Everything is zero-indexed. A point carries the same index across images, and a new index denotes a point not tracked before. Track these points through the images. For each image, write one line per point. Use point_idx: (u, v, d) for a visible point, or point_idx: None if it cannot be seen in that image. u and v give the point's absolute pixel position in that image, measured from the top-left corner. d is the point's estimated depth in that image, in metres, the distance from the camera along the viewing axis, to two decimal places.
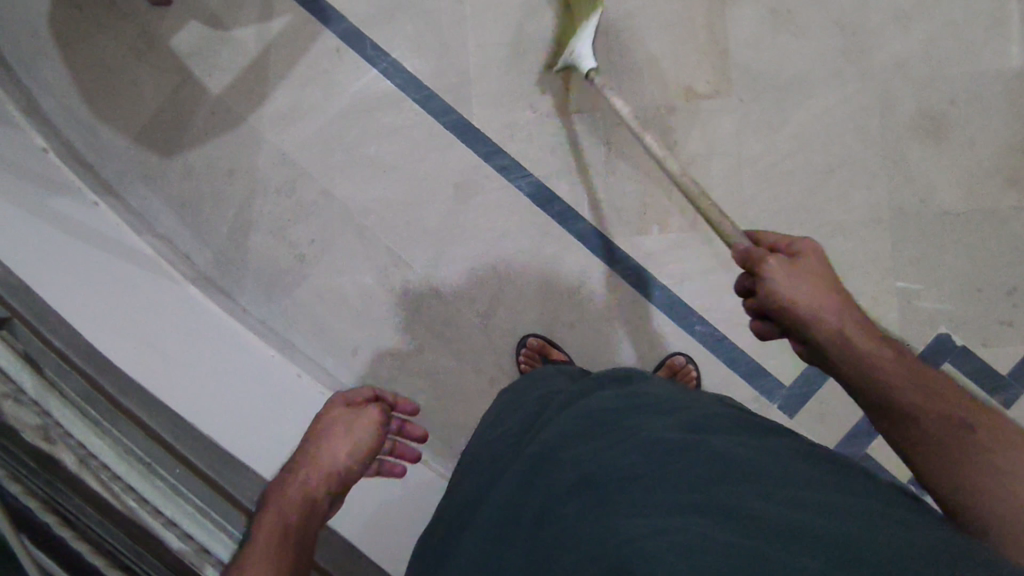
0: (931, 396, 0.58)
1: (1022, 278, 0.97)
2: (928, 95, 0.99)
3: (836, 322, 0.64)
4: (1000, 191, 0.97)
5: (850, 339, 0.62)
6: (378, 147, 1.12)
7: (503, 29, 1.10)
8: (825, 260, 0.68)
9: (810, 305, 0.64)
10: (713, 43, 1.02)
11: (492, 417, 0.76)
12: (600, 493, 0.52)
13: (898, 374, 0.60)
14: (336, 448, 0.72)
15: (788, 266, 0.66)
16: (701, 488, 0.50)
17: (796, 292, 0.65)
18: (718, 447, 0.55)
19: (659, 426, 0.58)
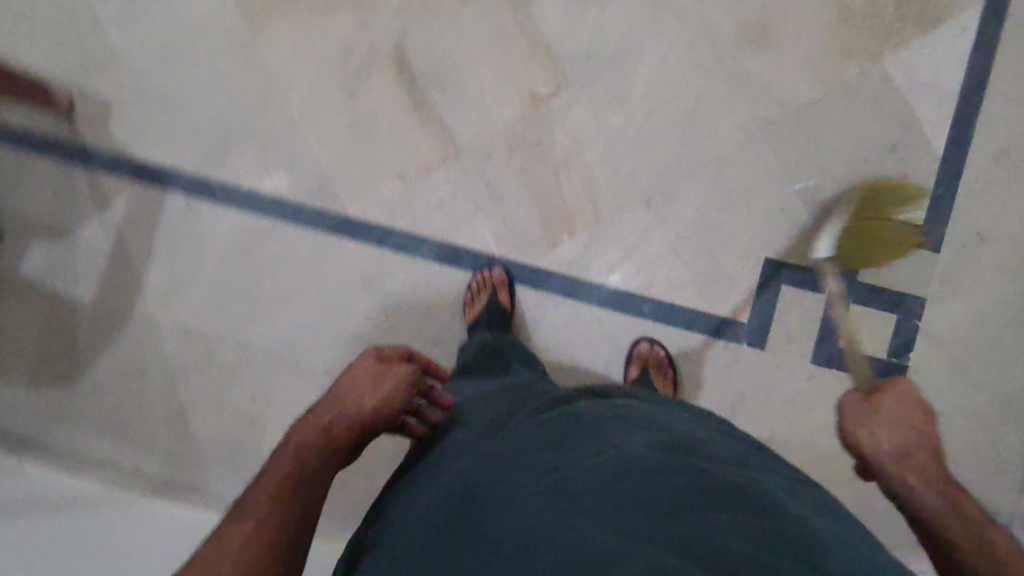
0: (978, 529, 0.54)
1: (899, 131, 0.98)
2: (742, 5, 1.00)
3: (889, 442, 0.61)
4: (844, 60, 0.99)
5: (912, 468, 0.58)
6: (272, 279, 1.08)
7: (335, 116, 1.07)
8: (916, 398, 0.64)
9: (882, 433, 0.61)
10: (534, 46, 1.04)
11: (451, 411, 0.72)
12: (571, 485, 0.49)
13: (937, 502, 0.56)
14: (361, 396, 0.64)
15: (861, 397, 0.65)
16: (678, 488, 0.48)
17: (871, 421, 0.63)
18: (693, 454, 0.54)
19: (635, 434, 0.56)
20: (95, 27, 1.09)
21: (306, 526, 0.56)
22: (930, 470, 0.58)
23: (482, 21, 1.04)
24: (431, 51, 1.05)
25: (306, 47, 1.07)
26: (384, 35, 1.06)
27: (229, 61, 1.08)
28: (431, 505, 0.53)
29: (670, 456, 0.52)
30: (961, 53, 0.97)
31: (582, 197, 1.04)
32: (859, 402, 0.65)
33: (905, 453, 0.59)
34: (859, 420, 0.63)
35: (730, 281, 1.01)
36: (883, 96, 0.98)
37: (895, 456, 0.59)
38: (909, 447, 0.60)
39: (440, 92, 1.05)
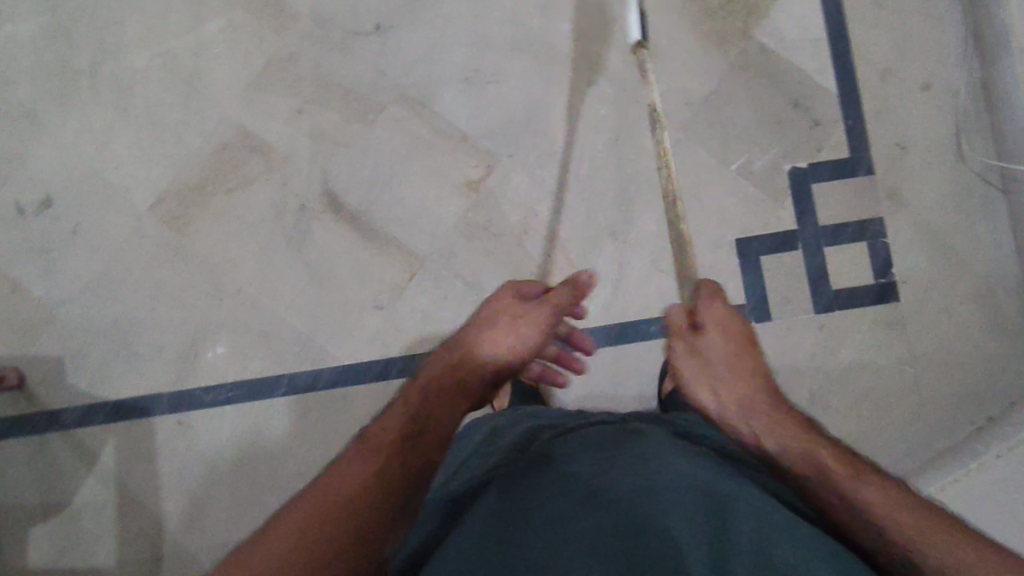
0: (816, 455, 0.57)
1: (794, 86, 1.07)
2: (617, 34, 1.07)
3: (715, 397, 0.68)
4: (722, 46, 1.07)
5: (739, 408, 0.65)
6: (292, 457, 1.04)
7: (291, 277, 1.06)
8: (730, 340, 0.71)
9: (716, 394, 0.68)
10: (450, 139, 1.07)
11: (477, 454, 0.71)
12: (619, 497, 0.48)
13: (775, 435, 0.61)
14: (494, 332, 0.76)
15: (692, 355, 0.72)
16: (727, 511, 0.47)
17: (704, 390, 0.69)
18: (731, 474, 0.54)
19: (685, 454, 0.56)
20: (25, 293, 1.07)
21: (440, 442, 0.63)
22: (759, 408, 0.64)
23: (394, 136, 1.07)
24: (357, 181, 1.07)
25: (237, 225, 1.07)
26: (308, 184, 1.07)
27: (167, 269, 1.07)
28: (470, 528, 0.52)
29: (716, 476, 0.52)
30: (812, 5, 1.08)
31: (551, 254, 1.06)
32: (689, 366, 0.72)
33: (732, 405, 0.66)
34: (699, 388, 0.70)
35: (715, 273, 1.05)
36: (767, 63, 1.07)
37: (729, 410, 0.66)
38: (734, 394, 0.66)
39: (382, 214, 1.06)
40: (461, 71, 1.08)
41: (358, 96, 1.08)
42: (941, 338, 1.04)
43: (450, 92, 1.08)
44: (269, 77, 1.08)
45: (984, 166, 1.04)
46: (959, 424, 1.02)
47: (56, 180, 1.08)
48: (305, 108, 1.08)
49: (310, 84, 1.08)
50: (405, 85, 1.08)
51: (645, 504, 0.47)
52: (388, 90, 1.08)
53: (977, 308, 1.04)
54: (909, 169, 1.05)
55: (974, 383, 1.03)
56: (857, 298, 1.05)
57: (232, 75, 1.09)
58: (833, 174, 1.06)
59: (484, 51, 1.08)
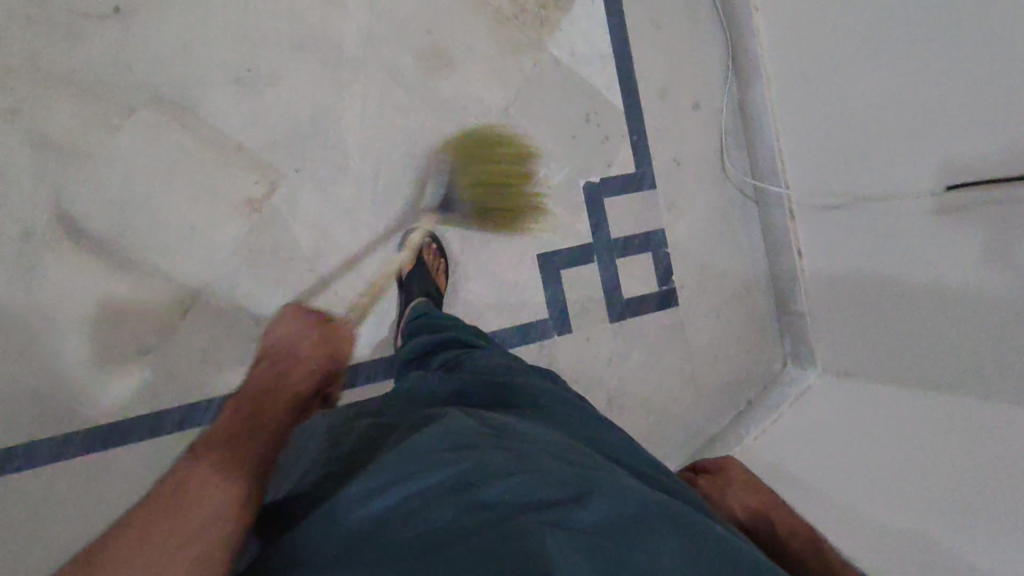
0: (812, 542, 0.67)
1: (585, 101, 1.09)
2: (410, 39, 1.00)
3: (743, 506, 0.73)
4: (517, 58, 1.05)
5: (764, 513, 0.72)
6: (38, 542, 0.85)
7: (17, 322, 0.85)
8: (761, 476, 0.80)
9: (731, 495, 0.76)
10: (223, 149, 0.92)
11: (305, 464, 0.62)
12: (492, 497, 0.44)
13: (786, 534, 0.69)
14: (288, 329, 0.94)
15: (731, 485, 0.78)
16: (606, 506, 0.44)
17: (733, 493, 0.77)
18: (599, 465, 0.51)
19: (554, 442, 0.54)
20: None
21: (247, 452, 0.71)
22: (806, 527, 0.70)
23: (150, 146, 0.90)
24: (103, 201, 0.88)
25: None
26: (32, 206, 0.85)
27: None
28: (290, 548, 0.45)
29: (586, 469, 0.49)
30: (599, 20, 1.10)
31: (351, 279, 0.98)
32: (708, 481, 0.80)
33: (754, 503, 0.74)
34: (734, 496, 0.76)
35: (519, 289, 1.06)
36: (560, 77, 1.08)
37: (741, 502, 0.74)
38: (751, 500, 0.75)
39: (139, 239, 0.89)
40: (231, 70, 0.93)
41: (96, 94, 0.88)
42: (711, 337, 1.16)
43: (218, 94, 0.92)
44: None
45: (743, 182, 1.18)
46: (725, 410, 1.17)
47: None
48: (20, 109, 0.85)
49: (25, 77, 0.85)
50: (158, 85, 0.90)
51: (517, 505, 0.43)
52: (136, 89, 0.89)
53: (738, 307, 1.18)
54: (685, 184, 1.15)
55: (736, 372, 1.18)
56: (644, 305, 1.13)
57: None
58: (621, 188, 1.11)
59: (258, 48, 0.94)
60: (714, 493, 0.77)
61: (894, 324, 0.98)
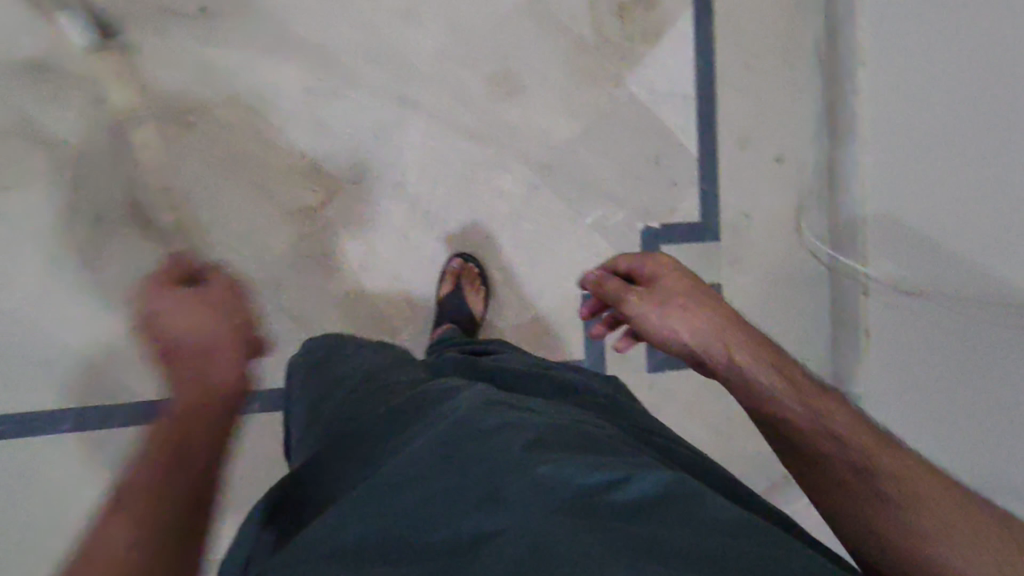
0: (787, 378, 0.55)
1: (656, 142, 1.04)
2: (482, 61, 0.98)
3: (693, 333, 0.60)
4: (591, 90, 1.02)
5: (724, 341, 0.58)
6: (79, 499, 0.92)
7: (81, 296, 0.91)
8: (679, 271, 0.64)
9: (669, 322, 0.61)
10: (285, 155, 0.95)
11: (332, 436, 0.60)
12: (516, 492, 0.38)
13: (758, 369, 0.56)
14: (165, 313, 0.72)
15: (649, 302, 0.62)
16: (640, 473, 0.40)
17: (653, 314, 0.62)
18: (631, 448, 0.48)
19: (577, 427, 0.48)
20: None
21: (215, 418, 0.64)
22: (766, 355, 0.57)
23: (218, 144, 0.93)
24: (169, 193, 0.92)
25: (15, 232, 0.89)
26: (105, 191, 0.91)
27: None
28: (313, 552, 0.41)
29: (615, 448, 0.46)
30: (686, 58, 1.04)
31: (391, 294, 0.99)
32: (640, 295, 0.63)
33: (711, 329, 0.59)
34: (668, 319, 0.61)
35: (558, 326, 1.04)
36: (632, 114, 1.03)
37: (696, 329, 0.60)
38: (696, 323, 0.60)
39: (197, 232, 0.93)
40: (303, 77, 0.94)
41: (175, 90, 0.92)
42: None
43: (287, 100, 0.94)
44: (60, 50, 0.89)
45: (816, 250, 1.09)
46: (759, 480, 1.10)
47: None
48: (107, 98, 0.90)
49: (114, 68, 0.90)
50: (234, 86, 0.93)
51: (550, 496, 0.38)
52: (213, 88, 0.92)
53: None
54: (751, 240, 1.08)
55: None
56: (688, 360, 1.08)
57: (8, 44, 0.88)
58: (681, 236, 1.06)
59: (331, 58, 0.95)
60: (649, 319, 0.62)
61: (958, 436, 0.89)
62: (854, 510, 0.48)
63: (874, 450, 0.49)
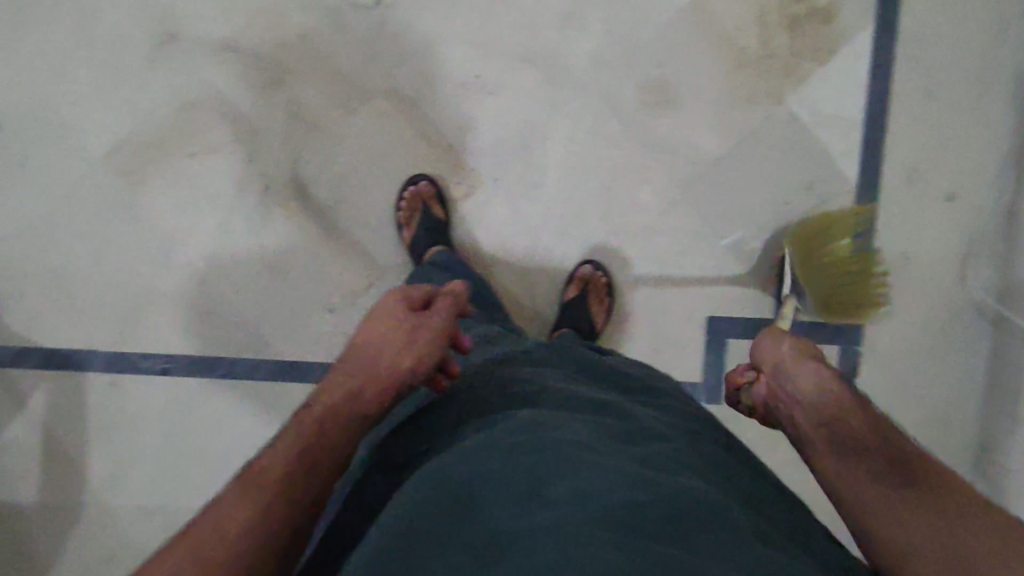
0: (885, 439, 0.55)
1: (812, 168, 0.98)
2: (639, 68, 0.97)
3: (828, 388, 0.58)
4: (749, 107, 0.97)
5: (842, 398, 0.57)
6: (223, 440, 1.02)
7: (244, 259, 1.00)
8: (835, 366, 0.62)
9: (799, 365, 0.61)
10: (436, 147, 0.99)
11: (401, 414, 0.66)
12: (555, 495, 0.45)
13: (864, 430, 0.55)
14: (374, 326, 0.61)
15: (793, 353, 0.62)
16: (665, 498, 0.45)
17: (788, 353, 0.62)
18: (675, 463, 0.52)
19: (620, 438, 0.54)
20: None
21: (337, 436, 0.55)
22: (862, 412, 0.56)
23: (377, 131, 0.98)
24: (329, 173, 0.99)
25: (197, 195, 0.99)
26: (276, 166, 0.99)
27: (113, 224, 0.99)
28: (374, 541, 0.47)
29: (657, 467, 0.50)
30: (860, 81, 0.97)
31: (518, 291, 1.02)
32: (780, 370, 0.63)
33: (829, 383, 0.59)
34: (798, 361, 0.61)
35: (679, 345, 1.02)
36: (791, 136, 0.97)
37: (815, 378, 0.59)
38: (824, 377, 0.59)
39: (349, 212, 1.00)
40: (461, 73, 0.97)
41: (345, 77, 0.97)
42: None
43: (444, 94, 0.98)
44: (250, 34, 0.97)
45: (981, 300, 0.99)
46: None
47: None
48: (287, 80, 0.97)
49: (295, 53, 0.97)
50: (398, 77, 0.97)
51: (601, 504, 0.44)
52: (379, 78, 0.97)
53: (929, 433, 1.02)
54: (903, 282, 1.00)
55: None
56: None
57: (208, 25, 0.97)
58: None
59: (491, 56, 0.97)
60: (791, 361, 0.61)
61: None
62: (863, 490, 0.52)
63: (897, 443, 0.54)
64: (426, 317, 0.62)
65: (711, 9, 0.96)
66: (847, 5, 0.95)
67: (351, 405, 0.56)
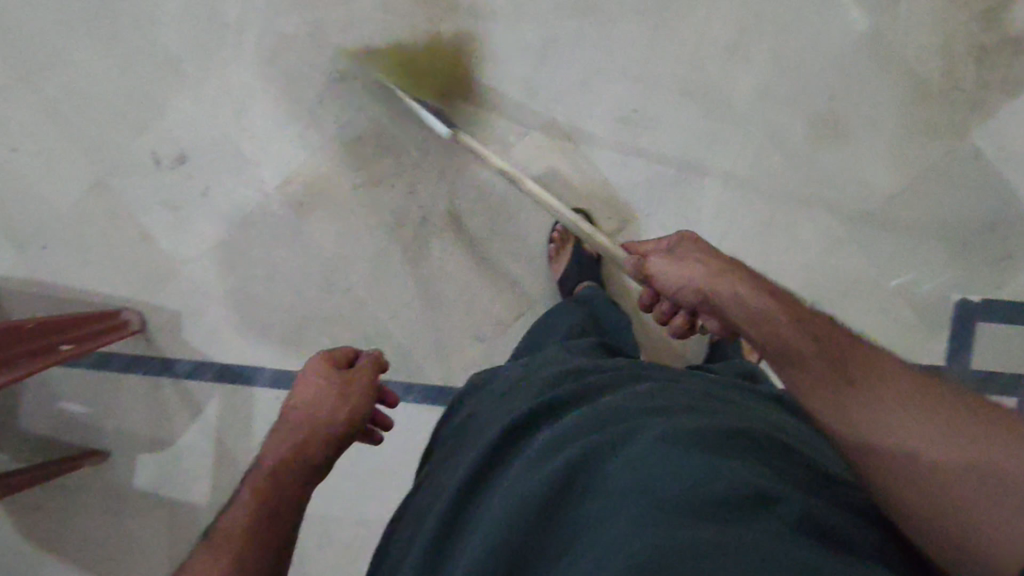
0: (832, 350, 0.53)
1: (998, 207, 0.91)
2: (806, 101, 0.93)
3: (727, 288, 0.59)
4: (928, 142, 0.92)
5: (740, 293, 0.58)
6: (375, 456, 1.07)
7: (400, 287, 1.04)
8: (707, 244, 0.65)
9: (684, 272, 0.63)
10: (591, 180, 0.99)
11: (477, 423, 0.67)
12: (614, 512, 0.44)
13: (790, 332, 0.55)
14: (304, 389, 0.65)
15: (674, 263, 0.64)
16: (720, 491, 0.43)
17: (674, 268, 0.64)
18: (747, 450, 0.49)
19: (689, 421, 0.52)
20: (148, 243, 1.07)
21: (295, 480, 0.60)
22: (761, 297, 0.58)
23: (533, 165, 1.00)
24: (484, 205, 1.01)
25: (360, 224, 1.04)
26: (434, 198, 1.02)
27: (283, 250, 1.05)
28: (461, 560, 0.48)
29: (701, 456, 0.46)
30: None
31: (667, 326, 1.01)
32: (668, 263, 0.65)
33: (709, 278, 0.61)
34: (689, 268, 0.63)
35: None
36: (975, 174, 0.91)
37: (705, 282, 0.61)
38: (719, 279, 0.60)
39: (502, 243, 1.02)
40: (619, 107, 0.97)
41: (504, 112, 0.99)
42: None
43: (600, 128, 0.98)
44: (415, 71, 1.00)
45: None
46: None
47: (188, 137, 1.05)
48: (448, 115, 1.01)
49: (456, 89, 1.00)
50: (555, 110, 0.98)
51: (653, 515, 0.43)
52: (536, 112, 0.99)
53: None
54: None
55: None
56: None
57: (376, 62, 1.01)
58: (1007, 316, 0.93)
59: (650, 89, 0.96)
60: (679, 272, 0.63)
61: None
62: (902, 467, 0.45)
63: (898, 391, 0.49)
64: (359, 371, 0.67)
65: (889, 39, 0.91)
66: None
67: (300, 455, 0.61)
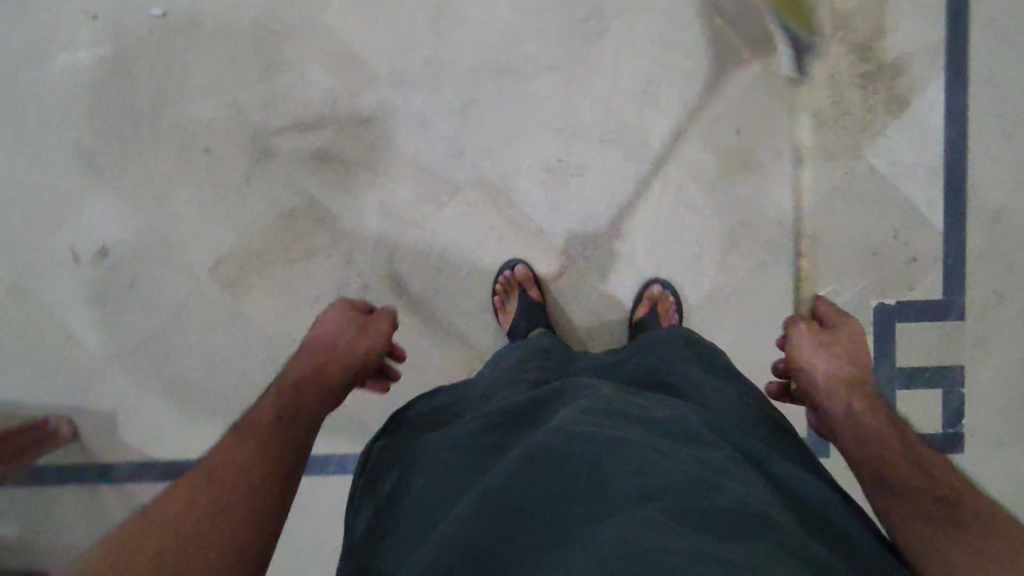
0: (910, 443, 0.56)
1: (897, 217, 1.00)
2: (717, 137, 0.99)
3: (840, 394, 0.62)
4: (829, 164, 0.99)
5: (850, 395, 0.61)
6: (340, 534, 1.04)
7: None
8: (865, 342, 0.66)
9: (829, 354, 0.66)
10: (526, 230, 1.02)
11: (427, 428, 0.65)
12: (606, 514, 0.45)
13: (883, 427, 0.58)
14: (324, 323, 0.69)
15: (819, 340, 0.67)
16: (719, 503, 0.45)
17: (816, 344, 0.67)
18: (723, 460, 0.52)
19: (671, 439, 0.54)
20: (74, 345, 1.02)
21: (318, 390, 0.61)
22: (876, 411, 0.60)
23: (468, 221, 1.01)
24: (424, 266, 1.02)
25: (299, 300, 1.02)
26: (373, 265, 1.02)
27: (220, 335, 1.02)
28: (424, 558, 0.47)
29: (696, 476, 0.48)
30: (937, 129, 0.99)
31: None
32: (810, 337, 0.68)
33: (840, 373, 0.63)
34: (823, 352, 0.66)
35: None
36: (873, 188, 0.99)
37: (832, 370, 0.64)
38: (845, 372, 0.63)
39: (446, 301, 1.02)
40: (545, 158, 1.00)
41: (434, 174, 1.01)
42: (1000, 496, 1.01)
43: (528, 180, 1.01)
44: (340, 143, 1.01)
45: None
46: None
47: (109, 230, 1.02)
48: (378, 181, 1.01)
49: (385, 156, 1.01)
50: (484, 167, 1.01)
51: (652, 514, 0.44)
52: (466, 170, 1.01)
53: None
54: (1002, 320, 1.00)
55: None
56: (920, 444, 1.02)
57: (300, 137, 1.01)
58: (919, 314, 1.01)
59: (572, 139, 1.00)
60: (815, 352, 0.66)
61: None
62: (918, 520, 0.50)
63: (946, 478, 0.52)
64: (374, 317, 0.71)
65: (782, 75, 0.99)
66: (916, 58, 0.98)
67: (327, 365, 0.64)
